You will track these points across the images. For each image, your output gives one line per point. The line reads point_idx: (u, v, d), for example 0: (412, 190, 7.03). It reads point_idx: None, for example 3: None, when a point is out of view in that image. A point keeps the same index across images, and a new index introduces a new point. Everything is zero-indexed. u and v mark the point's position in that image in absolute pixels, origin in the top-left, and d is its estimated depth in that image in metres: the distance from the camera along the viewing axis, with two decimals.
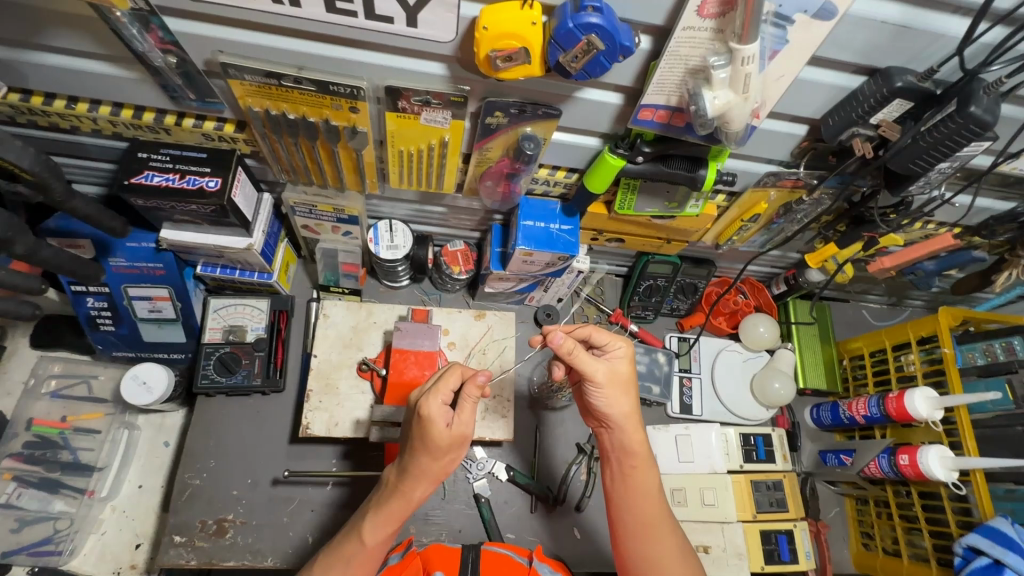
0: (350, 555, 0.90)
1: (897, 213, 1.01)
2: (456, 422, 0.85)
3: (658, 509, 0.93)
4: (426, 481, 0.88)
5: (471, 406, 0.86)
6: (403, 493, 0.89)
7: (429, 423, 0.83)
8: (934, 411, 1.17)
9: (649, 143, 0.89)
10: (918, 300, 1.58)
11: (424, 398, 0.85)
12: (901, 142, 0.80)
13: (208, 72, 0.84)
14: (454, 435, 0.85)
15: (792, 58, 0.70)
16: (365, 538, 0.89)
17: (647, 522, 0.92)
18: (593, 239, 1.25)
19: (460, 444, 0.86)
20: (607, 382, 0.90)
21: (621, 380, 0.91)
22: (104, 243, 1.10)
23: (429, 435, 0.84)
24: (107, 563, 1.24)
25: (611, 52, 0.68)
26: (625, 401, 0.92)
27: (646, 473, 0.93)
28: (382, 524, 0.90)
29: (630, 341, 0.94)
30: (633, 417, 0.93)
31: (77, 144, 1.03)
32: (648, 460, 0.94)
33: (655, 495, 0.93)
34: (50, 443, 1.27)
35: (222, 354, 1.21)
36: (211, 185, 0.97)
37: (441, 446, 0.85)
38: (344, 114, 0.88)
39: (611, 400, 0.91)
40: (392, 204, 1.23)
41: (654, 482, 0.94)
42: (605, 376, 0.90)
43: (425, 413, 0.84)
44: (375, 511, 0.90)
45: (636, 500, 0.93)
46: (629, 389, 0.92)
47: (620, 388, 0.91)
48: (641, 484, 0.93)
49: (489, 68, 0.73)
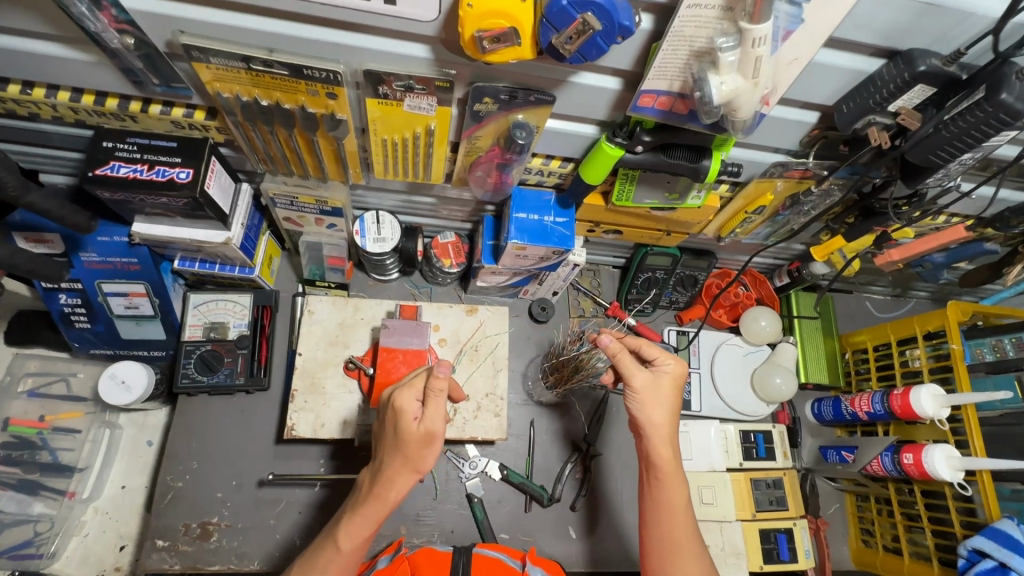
0: (325, 564, 0.85)
1: (911, 205, 0.96)
2: (426, 415, 0.83)
3: (684, 528, 0.93)
4: (399, 480, 0.84)
5: (440, 400, 0.83)
6: (378, 494, 0.84)
7: (400, 415, 0.83)
8: (940, 409, 1.14)
9: (649, 132, 0.83)
10: (924, 291, 1.54)
11: (397, 391, 0.85)
12: (922, 131, 0.75)
13: (171, 55, 0.77)
14: (423, 430, 0.82)
15: (807, 39, 0.64)
16: (340, 543, 0.85)
17: (672, 540, 0.92)
18: (589, 231, 1.20)
19: (431, 441, 0.83)
20: (646, 391, 0.94)
21: (662, 395, 0.94)
22: (74, 238, 1.05)
23: (400, 428, 0.83)
24: (89, 566, 1.21)
25: (609, 33, 0.62)
26: (659, 415, 0.94)
27: (673, 489, 0.93)
28: (356, 528, 0.85)
29: (681, 361, 0.97)
30: (667, 431, 0.94)
31: (39, 132, 0.96)
32: (677, 477, 0.94)
33: (682, 512, 0.93)
34: (28, 443, 1.22)
35: (203, 352, 1.16)
36: (182, 176, 0.90)
37: (412, 439, 0.82)
38: (321, 100, 0.81)
39: (646, 413, 0.94)
40: (379, 194, 1.17)
41: (680, 498, 0.93)
42: (644, 386, 0.94)
43: (396, 405, 0.84)
44: (349, 514, 0.86)
45: (663, 516, 0.93)
46: (668, 403, 0.94)
47: (658, 402, 0.94)
48: (667, 500, 0.93)
49: (475, 51, 0.67)
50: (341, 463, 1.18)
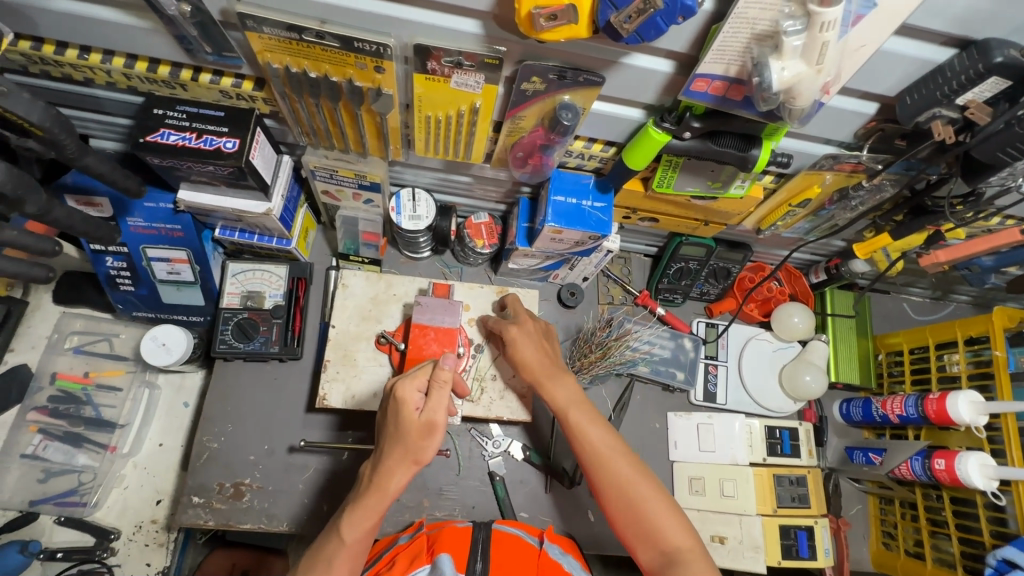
0: (330, 557, 0.86)
1: (966, 205, 0.93)
2: (427, 406, 0.86)
3: (602, 436, 0.95)
4: (401, 470, 0.86)
5: (443, 392, 0.87)
6: (379, 485, 0.87)
7: (402, 406, 0.86)
8: (977, 416, 1.11)
9: (700, 118, 0.81)
10: (967, 295, 1.49)
11: (398, 381, 0.88)
12: (991, 126, 0.73)
13: (224, 23, 0.78)
14: (424, 420, 0.85)
15: (879, 25, 0.62)
16: (343, 534, 0.86)
17: (597, 455, 0.94)
18: (625, 218, 1.18)
19: (433, 431, 0.86)
20: (519, 352, 1.03)
21: (535, 349, 1.03)
22: (122, 202, 1.08)
23: (401, 417, 0.86)
24: (129, 517, 1.27)
25: (671, 13, 0.60)
26: (539, 360, 1.02)
27: (576, 412, 0.97)
28: (359, 519, 0.86)
29: (518, 328, 1.04)
30: (551, 372, 1.01)
31: (92, 97, 0.98)
32: (577, 398, 0.99)
33: (595, 427, 0.96)
34: (73, 398, 1.29)
35: (240, 319, 1.19)
36: (229, 146, 0.92)
37: (413, 430, 0.85)
38: (368, 74, 0.81)
39: (530, 366, 1.02)
40: (416, 171, 1.17)
41: (585, 416, 0.97)
42: (516, 349, 1.03)
43: (397, 395, 0.87)
44: (353, 506, 0.88)
45: (580, 440, 0.96)
46: (542, 352, 1.03)
47: (529, 354, 1.03)
48: (577, 425, 0.96)
49: (529, 27, 0.65)
50: (367, 435, 1.20)
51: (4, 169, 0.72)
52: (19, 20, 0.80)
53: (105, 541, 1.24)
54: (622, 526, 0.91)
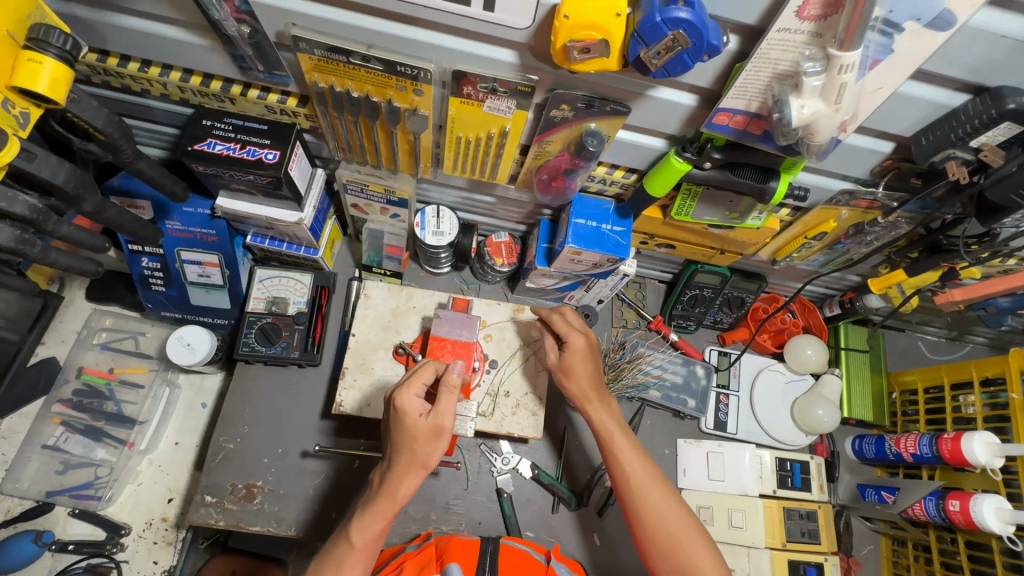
0: (341, 560, 0.87)
1: (981, 244, 0.95)
2: (433, 413, 0.87)
3: (641, 462, 0.98)
4: (409, 476, 0.88)
5: (450, 397, 0.88)
6: (387, 491, 0.88)
7: (404, 414, 0.86)
8: (993, 458, 1.10)
9: (720, 149, 0.84)
10: (984, 337, 1.48)
11: (397, 389, 0.88)
12: (1004, 169, 0.76)
13: (278, 44, 0.84)
14: (430, 426, 0.86)
15: (895, 69, 0.65)
16: (352, 538, 0.88)
17: (635, 480, 0.97)
18: (643, 243, 1.21)
19: (440, 436, 0.87)
20: (571, 365, 1.05)
21: (585, 364, 1.04)
22: (163, 205, 1.13)
23: (404, 424, 0.87)
24: (140, 514, 1.29)
25: (697, 51, 0.64)
26: (587, 376, 1.04)
27: (617, 436, 1.00)
28: (369, 522, 0.88)
29: (586, 334, 1.06)
30: (596, 393, 1.04)
31: (144, 107, 1.04)
32: (618, 424, 1.02)
33: (635, 453, 0.99)
34: (97, 392, 1.32)
35: (263, 324, 1.22)
36: (270, 157, 0.97)
37: (420, 434, 0.86)
38: (407, 96, 0.86)
39: (576, 381, 1.05)
40: (442, 189, 1.22)
41: (627, 440, 1.00)
42: (568, 359, 1.05)
43: (394, 403, 0.88)
44: (362, 511, 0.90)
45: (619, 463, 0.99)
46: (591, 369, 1.05)
47: (581, 369, 1.05)
48: (618, 449, 0.99)
49: (563, 59, 0.70)
50: (380, 444, 1.22)
51: (67, 169, 0.78)
52: (91, 34, 0.87)
53: (115, 536, 1.26)
54: (648, 551, 0.94)
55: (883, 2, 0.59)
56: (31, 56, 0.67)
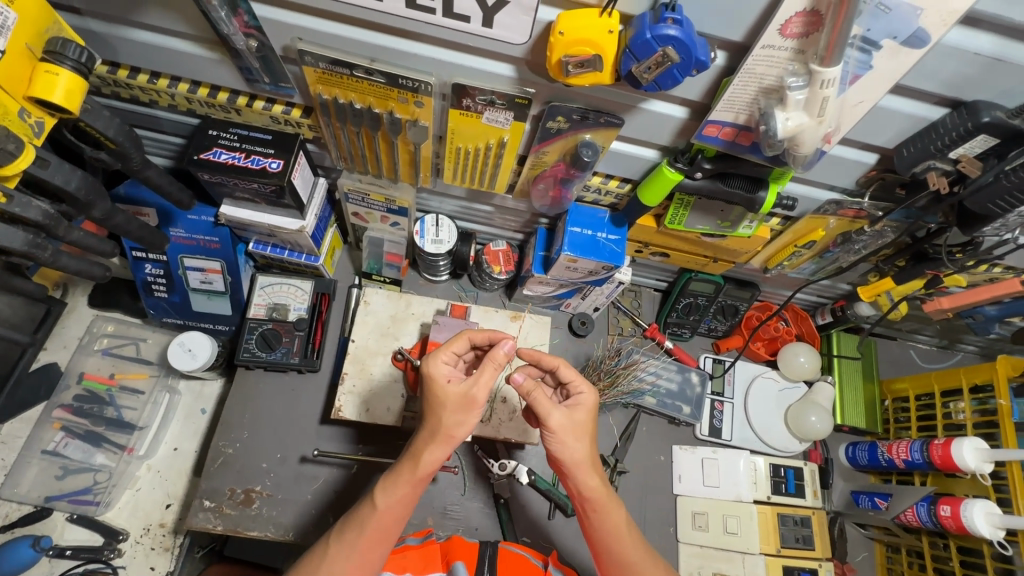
0: (364, 520, 0.85)
1: (965, 253, 0.98)
2: (464, 381, 0.83)
3: (635, 544, 0.88)
4: (436, 444, 0.84)
5: (487, 368, 0.84)
6: (413, 456, 0.85)
7: (436, 379, 0.83)
8: (983, 464, 1.11)
9: (710, 160, 0.87)
10: (974, 346, 1.50)
11: (426, 356, 0.87)
12: (982, 179, 0.79)
13: (284, 57, 0.87)
14: (459, 394, 0.83)
15: (874, 84, 0.68)
16: (376, 501, 0.85)
17: (629, 562, 0.87)
18: (637, 251, 1.24)
19: (471, 406, 0.83)
20: (566, 429, 0.84)
21: (581, 425, 0.86)
22: (167, 213, 1.16)
23: (434, 391, 0.83)
24: (138, 519, 1.29)
25: (686, 66, 0.67)
26: (583, 440, 0.86)
27: (611, 510, 0.87)
28: (392, 485, 0.85)
29: (596, 389, 0.89)
30: (590, 459, 0.86)
31: (152, 117, 1.07)
32: (612, 497, 0.88)
33: (628, 533, 0.88)
34: (98, 398, 1.34)
35: (264, 330, 1.23)
36: (274, 166, 0.99)
37: (450, 401, 0.83)
38: (408, 107, 0.89)
39: (568, 448, 0.85)
40: (441, 198, 1.25)
41: (621, 517, 0.88)
42: (563, 421, 0.84)
43: (424, 369, 0.85)
44: (388, 473, 0.87)
45: (611, 542, 0.87)
46: (587, 429, 0.86)
47: (576, 429, 0.85)
48: (611, 526, 0.87)
49: (558, 73, 0.73)
50: (378, 449, 1.23)
51: (79, 175, 0.80)
52: (103, 47, 0.90)
53: (113, 542, 1.26)
54: None
55: (861, 22, 0.63)
56: (47, 68, 0.69)
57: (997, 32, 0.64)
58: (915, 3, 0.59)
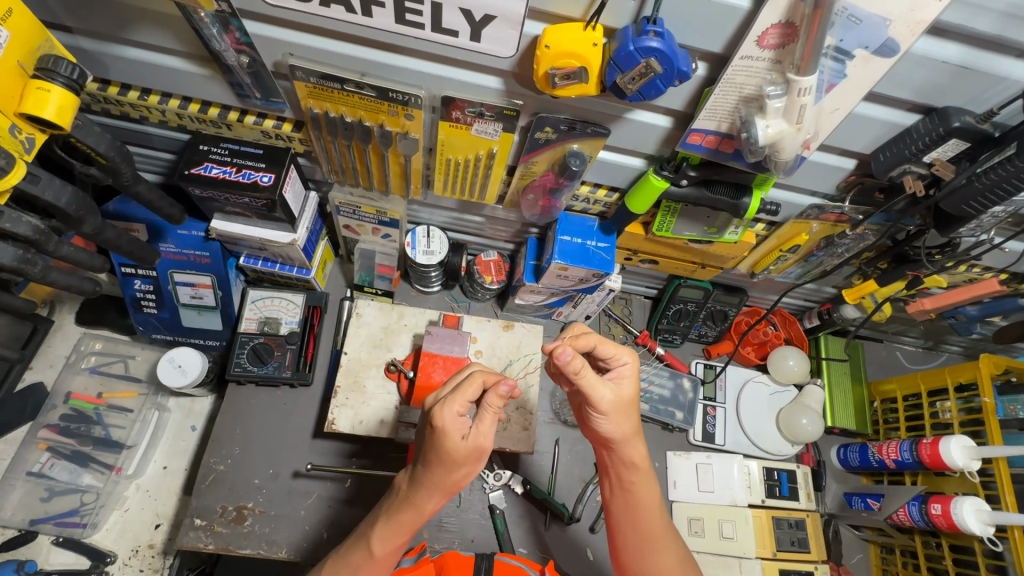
0: (360, 564, 0.86)
1: (943, 254, 1.02)
2: (473, 434, 0.76)
3: (660, 521, 0.91)
4: (436, 494, 0.81)
5: (490, 420, 0.78)
6: (412, 503, 0.82)
7: (443, 436, 0.74)
8: (971, 461, 1.13)
9: (695, 168, 0.90)
10: (958, 346, 1.54)
11: (437, 408, 0.75)
12: (956, 181, 0.82)
13: (275, 73, 0.88)
14: (469, 449, 0.76)
15: (849, 92, 0.71)
16: (373, 549, 0.84)
17: (651, 536, 0.90)
18: (627, 258, 1.25)
19: (478, 458, 0.78)
20: (615, 406, 0.83)
21: (630, 401, 0.84)
22: (158, 228, 1.16)
23: (444, 447, 0.75)
24: (125, 541, 1.26)
25: (668, 76, 0.70)
26: (630, 420, 0.85)
27: (645, 486, 0.90)
28: (391, 534, 0.84)
29: (637, 356, 0.86)
30: (635, 437, 0.87)
31: (141, 133, 1.08)
32: (647, 472, 0.90)
33: (657, 508, 0.91)
34: (85, 417, 1.32)
35: (256, 344, 1.22)
36: (265, 180, 1.00)
37: (459, 458, 0.76)
38: (398, 120, 0.91)
39: (617, 426, 0.84)
40: (431, 210, 1.26)
41: (655, 493, 0.90)
42: (616, 398, 0.82)
43: (439, 426, 0.75)
44: (384, 523, 0.84)
45: (639, 518, 0.90)
46: (633, 407, 0.85)
47: (627, 406, 0.84)
48: (643, 500, 0.89)
49: (546, 85, 0.75)
50: (372, 462, 1.22)
51: (70, 191, 0.81)
52: (93, 65, 0.91)
53: (100, 564, 1.23)
54: None
55: (833, 33, 0.65)
56: (39, 84, 0.70)
57: (962, 42, 0.67)
58: (885, 14, 0.62)
